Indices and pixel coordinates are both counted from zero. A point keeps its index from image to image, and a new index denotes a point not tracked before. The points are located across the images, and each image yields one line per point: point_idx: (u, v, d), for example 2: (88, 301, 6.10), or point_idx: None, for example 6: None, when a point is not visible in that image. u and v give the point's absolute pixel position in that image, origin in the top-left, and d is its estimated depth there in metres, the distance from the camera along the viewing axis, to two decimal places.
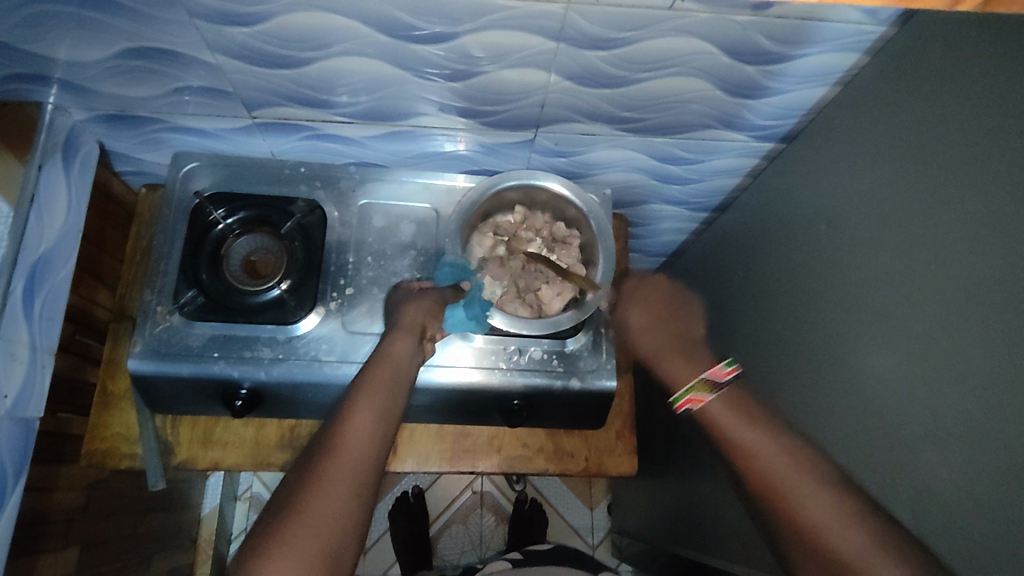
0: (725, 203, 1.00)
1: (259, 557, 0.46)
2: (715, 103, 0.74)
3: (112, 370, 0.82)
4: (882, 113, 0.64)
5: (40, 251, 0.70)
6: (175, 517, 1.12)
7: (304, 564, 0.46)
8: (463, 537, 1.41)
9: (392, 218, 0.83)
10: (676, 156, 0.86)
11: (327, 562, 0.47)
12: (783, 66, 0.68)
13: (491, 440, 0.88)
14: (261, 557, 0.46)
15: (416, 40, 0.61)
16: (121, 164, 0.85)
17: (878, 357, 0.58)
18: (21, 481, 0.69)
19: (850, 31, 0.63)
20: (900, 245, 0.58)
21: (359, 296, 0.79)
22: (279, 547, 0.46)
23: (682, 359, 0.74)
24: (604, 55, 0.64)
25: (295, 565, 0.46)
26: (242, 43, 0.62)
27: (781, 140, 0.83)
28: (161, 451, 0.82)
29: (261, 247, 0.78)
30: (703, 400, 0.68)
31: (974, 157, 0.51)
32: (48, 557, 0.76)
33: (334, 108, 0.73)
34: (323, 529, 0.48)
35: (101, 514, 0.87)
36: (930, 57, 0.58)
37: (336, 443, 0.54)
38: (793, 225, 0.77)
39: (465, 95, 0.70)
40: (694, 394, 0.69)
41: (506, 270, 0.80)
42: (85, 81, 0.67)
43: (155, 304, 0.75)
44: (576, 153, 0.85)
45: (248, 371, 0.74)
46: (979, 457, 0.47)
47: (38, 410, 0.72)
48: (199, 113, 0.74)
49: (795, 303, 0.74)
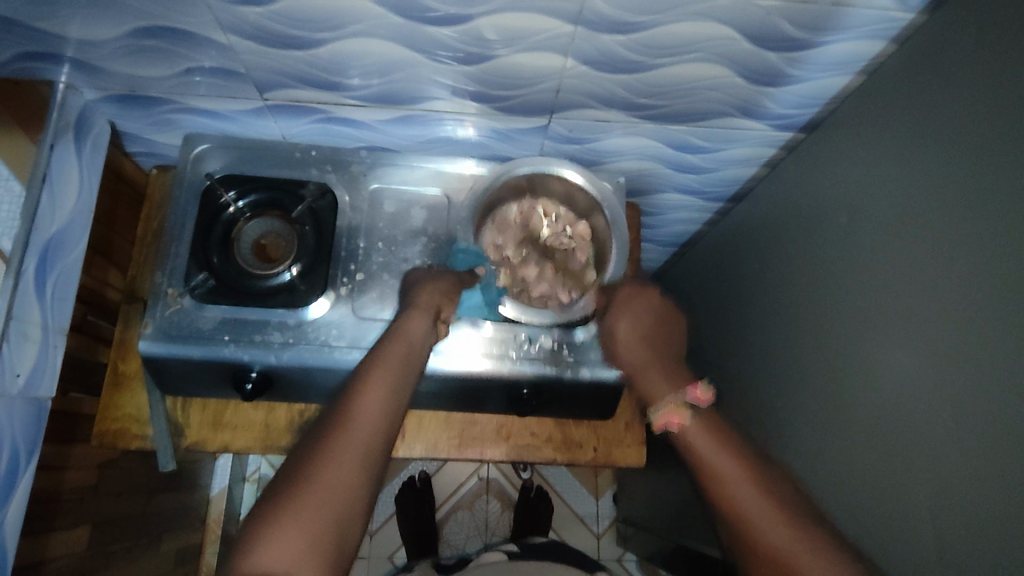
0: (740, 193, 0.99)
1: (264, 527, 0.45)
2: (734, 90, 0.72)
3: (123, 352, 0.83)
4: (901, 105, 0.63)
5: (51, 231, 0.70)
6: (185, 497, 1.13)
7: (311, 535, 0.46)
8: (470, 522, 1.41)
9: (404, 203, 0.82)
10: (692, 144, 0.84)
11: (334, 535, 0.47)
12: (806, 53, 0.66)
13: (500, 428, 0.87)
14: (267, 528, 0.45)
15: (430, 22, 0.60)
16: (133, 144, 0.84)
17: (894, 353, 0.59)
18: (33, 460, 0.69)
19: (877, 18, 0.61)
20: (915, 242, 0.58)
21: (369, 282, 0.78)
22: (287, 519, 0.46)
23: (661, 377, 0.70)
24: (622, 40, 0.63)
25: (303, 539, 0.45)
26: (254, 22, 0.61)
27: (801, 130, 0.81)
28: (172, 433, 0.82)
29: (272, 231, 0.78)
30: (681, 418, 0.62)
31: (999, 150, 0.50)
32: (59, 534, 0.77)
33: (346, 90, 0.72)
34: (333, 502, 0.48)
35: (113, 493, 0.88)
36: (958, 47, 0.56)
37: (345, 417, 0.52)
38: (809, 219, 0.76)
39: (478, 79, 0.69)
40: (671, 411, 0.63)
41: (512, 267, 0.80)
42: (97, 60, 0.67)
43: (166, 287, 0.75)
44: (590, 141, 0.84)
45: (258, 355, 0.74)
46: (1004, 457, 0.47)
47: (49, 391, 0.72)
48: (211, 94, 0.73)
49: (808, 298, 0.74)
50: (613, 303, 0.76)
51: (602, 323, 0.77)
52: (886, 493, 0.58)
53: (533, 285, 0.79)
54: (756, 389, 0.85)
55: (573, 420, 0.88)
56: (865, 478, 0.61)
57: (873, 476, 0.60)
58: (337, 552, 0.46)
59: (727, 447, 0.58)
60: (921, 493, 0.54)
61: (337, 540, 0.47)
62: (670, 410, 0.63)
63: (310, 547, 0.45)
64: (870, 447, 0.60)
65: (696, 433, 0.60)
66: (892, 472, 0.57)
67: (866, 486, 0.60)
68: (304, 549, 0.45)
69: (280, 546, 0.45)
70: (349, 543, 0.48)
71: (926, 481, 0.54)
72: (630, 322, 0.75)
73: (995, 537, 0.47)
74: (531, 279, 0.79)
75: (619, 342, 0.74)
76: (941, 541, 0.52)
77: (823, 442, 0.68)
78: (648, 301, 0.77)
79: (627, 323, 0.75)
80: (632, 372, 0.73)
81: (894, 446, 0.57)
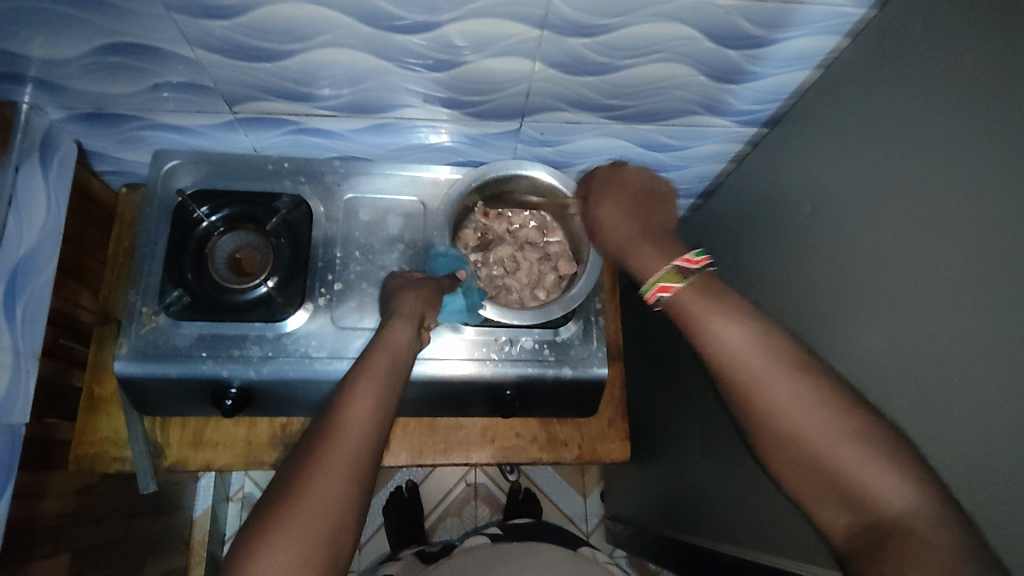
0: (709, 189, 1.01)
1: (257, 540, 0.45)
2: (699, 89, 0.74)
3: (98, 374, 0.81)
4: (860, 95, 0.65)
5: (20, 253, 0.69)
6: (167, 520, 1.11)
7: (304, 549, 0.46)
8: (459, 530, 1.41)
9: (379, 211, 0.83)
10: (660, 143, 0.86)
11: (328, 548, 0.47)
12: (765, 50, 0.68)
13: (484, 431, 0.88)
14: (260, 546, 0.45)
15: (398, 30, 0.61)
16: (101, 164, 0.83)
17: (868, 335, 0.60)
18: (9, 488, 0.68)
19: (831, 14, 0.64)
20: (881, 225, 0.60)
21: (348, 291, 0.79)
22: (280, 531, 0.46)
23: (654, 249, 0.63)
24: (588, 42, 0.64)
25: (297, 554, 0.45)
26: (221, 36, 0.61)
27: (765, 125, 0.84)
28: (152, 454, 0.81)
29: (246, 244, 0.77)
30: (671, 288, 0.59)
31: (953, 137, 0.52)
32: (40, 563, 0.75)
33: (316, 101, 0.72)
34: (325, 513, 0.47)
35: (92, 519, 0.86)
36: (909, 38, 0.59)
37: (333, 429, 0.52)
38: (779, 210, 0.78)
39: (448, 85, 0.70)
40: (662, 283, 0.59)
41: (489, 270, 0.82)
42: (62, 79, 0.66)
43: (140, 305, 0.74)
44: (560, 143, 0.85)
45: (237, 370, 0.73)
46: (970, 431, 0.48)
47: (23, 416, 0.71)
48: (179, 110, 0.73)
49: (782, 287, 0.76)
50: (599, 187, 0.70)
51: (589, 207, 0.71)
52: None
53: (510, 288, 0.81)
54: None
55: (558, 419, 0.89)
56: None
57: None
58: (330, 562, 0.46)
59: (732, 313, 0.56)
60: None
61: (331, 550, 0.47)
62: (660, 283, 0.59)
63: (303, 558, 0.45)
64: None
65: (692, 300, 0.58)
66: None
67: None
68: (298, 564, 0.45)
69: (274, 563, 0.44)
70: (342, 552, 0.48)
71: None
72: (612, 205, 0.68)
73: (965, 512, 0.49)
74: (506, 281, 0.81)
75: (606, 225, 0.68)
76: None
77: None
78: (628, 178, 0.70)
79: (611, 204, 0.68)
80: (623, 247, 0.65)
81: None
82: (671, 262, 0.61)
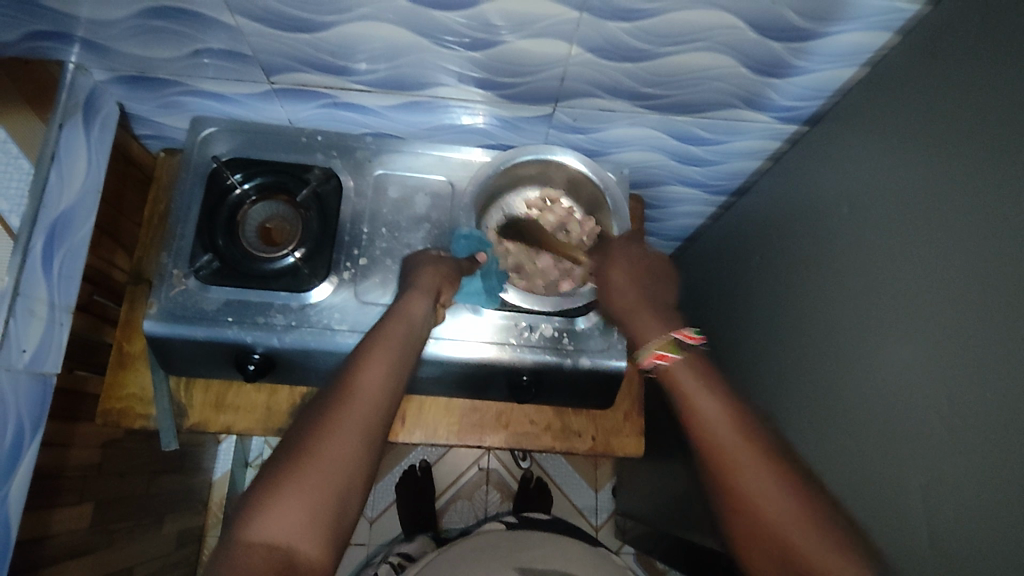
0: (743, 186, 0.99)
1: (266, 496, 0.46)
2: (740, 81, 0.72)
3: (128, 332, 0.83)
4: (903, 95, 0.63)
5: (60, 208, 0.71)
6: (188, 479, 1.15)
7: (313, 505, 0.47)
8: (469, 512, 1.42)
9: (408, 188, 0.83)
10: (695, 136, 0.85)
11: (334, 506, 0.48)
12: (812, 43, 0.66)
13: (499, 415, 0.88)
14: (269, 498, 0.46)
15: (437, 6, 0.61)
16: (142, 127, 0.86)
17: (894, 346, 0.59)
18: (38, 436, 0.70)
19: (883, 8, 0.61)
20: (916, 233, 0.58)
21: (372, 267, 0.79)
22: (291, 488, 0.47)
23: (655, 320, 0.67)
24: (627, 27, 0.63)
25: (307, 510, 0.46)
26: (263, 5, 0.61)
27: (805, 123, 0.81)
28: (175, 413, 0.83)
29: (277, 215, 0.79)
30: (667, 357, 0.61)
31: (1002, 146, 0.50)
32: (63, 510, 0.77)
33: (353, 75, 0.72)
34: (335, 477, 0.48)
35: (115, 472, 0.89)
36: (962, 39, 0.56)
37: (347, 392, 0.53)
38: (812, 210, 0.77)
39: (484, 65, 0.70)
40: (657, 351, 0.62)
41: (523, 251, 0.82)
42: (107, 41, 0.68)
43: (172, 267, 0.75)
44: (594, 130, 0.84)
45: (260, 337, 0.74)
46: (1009, 449, 0.47)
47: (55, 366, 0.73)
48: (219, 77, 0.74)
49: (809, 288, 0.75)
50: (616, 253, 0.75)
51: (602, 268, 0.74)
52: (882, 486, 0.59)
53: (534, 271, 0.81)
54: (759, 386, 0.85)
55: (573, 408, 0.88)
56: (864, 467, 0.61)
57: (873, 467, 0.60)
58: (337, 523, 0.47)
59: (712, 385, 0.58)
60: (918, 481, 0.55)
61: (338, 512, 0.48)
62: (656, 352, 0.62)
63: (313, 517, 0.46)
64: (867, 437, 0.61)
65: (682, 377, 0.59)
66: (892, 465, 0.58)
67: (864, 476, 0.61)
68: (306, 520, 0.46)
69: (282, 517, 0.46)
70: (351, 513, 0.49)
71: (920, 472, 0.55)
72: (625, 273, 0.73)
73: (1000, 538, 0.47)
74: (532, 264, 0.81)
75: (613, 291, 0.72)
76: (934, 536, 0.53)
77: (823, 431, 0.68)
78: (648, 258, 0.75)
79: (620, 271, 0.73)
80: (626, 311, 0.70)
81: (894, 437, 0.58)
82: (668, 334, 0.64)
